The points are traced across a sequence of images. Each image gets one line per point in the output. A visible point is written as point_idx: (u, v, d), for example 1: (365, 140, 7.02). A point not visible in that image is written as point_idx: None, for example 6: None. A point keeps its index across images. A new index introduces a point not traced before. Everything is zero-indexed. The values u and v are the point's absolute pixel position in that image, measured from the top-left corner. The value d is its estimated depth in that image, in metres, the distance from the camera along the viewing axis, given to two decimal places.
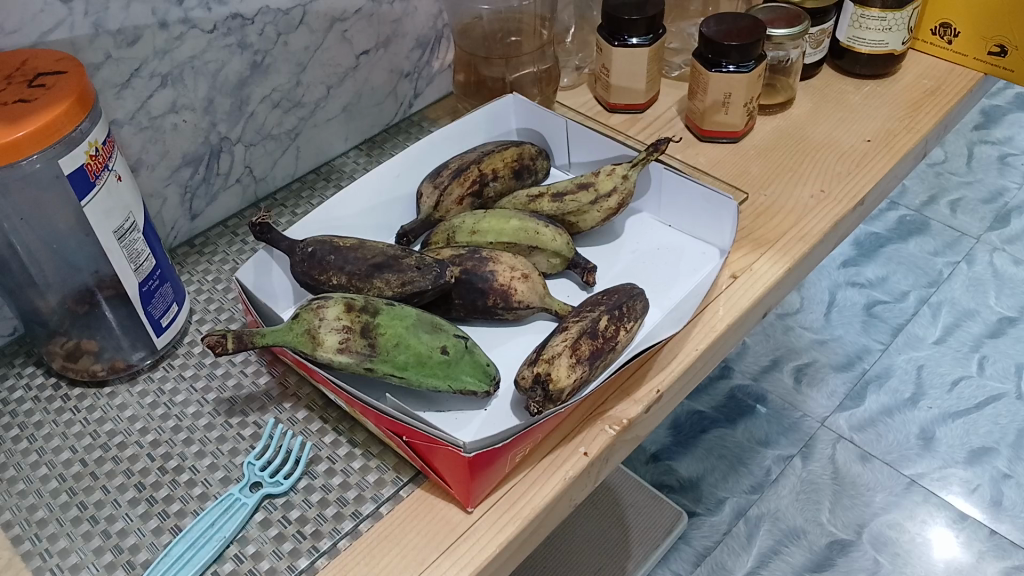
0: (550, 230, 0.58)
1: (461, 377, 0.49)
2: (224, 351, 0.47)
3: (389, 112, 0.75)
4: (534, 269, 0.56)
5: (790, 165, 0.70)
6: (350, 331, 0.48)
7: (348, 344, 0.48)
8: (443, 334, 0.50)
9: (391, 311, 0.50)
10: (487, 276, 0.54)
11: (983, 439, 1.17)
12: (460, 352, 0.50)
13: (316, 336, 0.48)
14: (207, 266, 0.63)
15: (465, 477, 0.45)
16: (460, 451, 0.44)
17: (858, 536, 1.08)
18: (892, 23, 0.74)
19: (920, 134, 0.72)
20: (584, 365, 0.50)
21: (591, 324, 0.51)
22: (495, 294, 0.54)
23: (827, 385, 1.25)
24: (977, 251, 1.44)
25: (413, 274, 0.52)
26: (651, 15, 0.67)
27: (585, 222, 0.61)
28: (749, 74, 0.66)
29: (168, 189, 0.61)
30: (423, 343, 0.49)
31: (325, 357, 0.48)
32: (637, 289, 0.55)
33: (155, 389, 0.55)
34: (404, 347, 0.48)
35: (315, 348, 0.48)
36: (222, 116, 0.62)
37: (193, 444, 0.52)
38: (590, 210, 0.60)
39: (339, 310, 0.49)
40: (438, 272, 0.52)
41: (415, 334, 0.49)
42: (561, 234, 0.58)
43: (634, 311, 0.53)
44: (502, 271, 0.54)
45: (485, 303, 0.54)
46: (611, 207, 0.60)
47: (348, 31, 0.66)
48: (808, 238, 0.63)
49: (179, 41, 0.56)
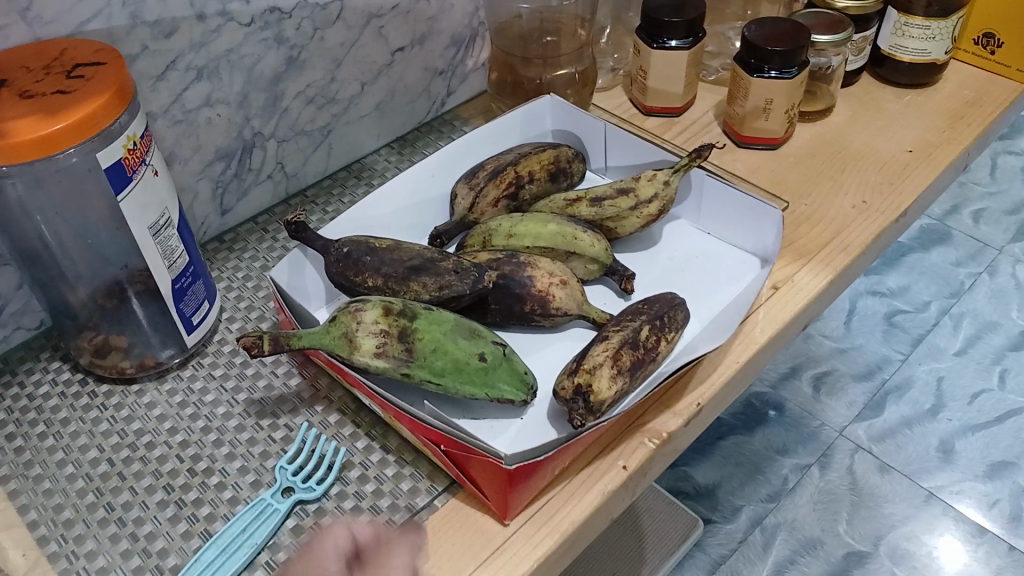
0: (588, 235, 0.57)
1: (498, 385, 0.48)
2: (259, 353, 0.46)
3: (423, 110, 0.73)
4: (573, 275, 0.55)
5: (831, 173, 0.68)
6: (388, 336, 0.47)
7: (385, 348, 0.47)
8: (481, 341, 0.49)
9: (429, 315, 0.49)
10: (526, 281, 0.53)
11: (1004, 454, 1.16)
12: (498, 359, 0.48)
13: (353, 339, 0.47)
14: (237, 263, 0.62)
15: (504, 490, 0.44)
16: (501, 463, 0.43)
17: (876, 548, 1.07)
18: (936, 32, 0.72)
19: (963, 146, 0.70)
20: (624, 376, 0.49)
21: (632, 333, 0.50)
22: (532, 301, 0.53)
23: (846, 394, 1.24)
24: (1000, 262, 1.42)
25: (451, 278, 0.51)
26: (690, 17, 0.66)
27: (623, 228, 0.59)
28: (792, 80, 0.65)
29: (200, 183, 0.60)
30: (461, 349, 0.48)
31: (362, 361, 0.47)
32: (679, 299, 0.54)
33: (185, 388, 0.54)
34: (442, 352, 0.48)
35: (352, 352, 0.47)
36: (256, 111, 0.61)
37: (223, 446, 0.51)
38: (629, 216, 0.58)
39: (376, 314, 0.48)
40: (476, 276, 0.51)
41: (453, 340, 0.48)
42: (599, 240, 0.57)
43: (675, 321, 0.52)
44: (541, 277, 0.53)
45: (522, 309, 0.53)
46: (651, 213, 0.58)
47: (384, 27, 0.65)
48: (851, 249, 0.62)
49: (216, 33, 0.55)
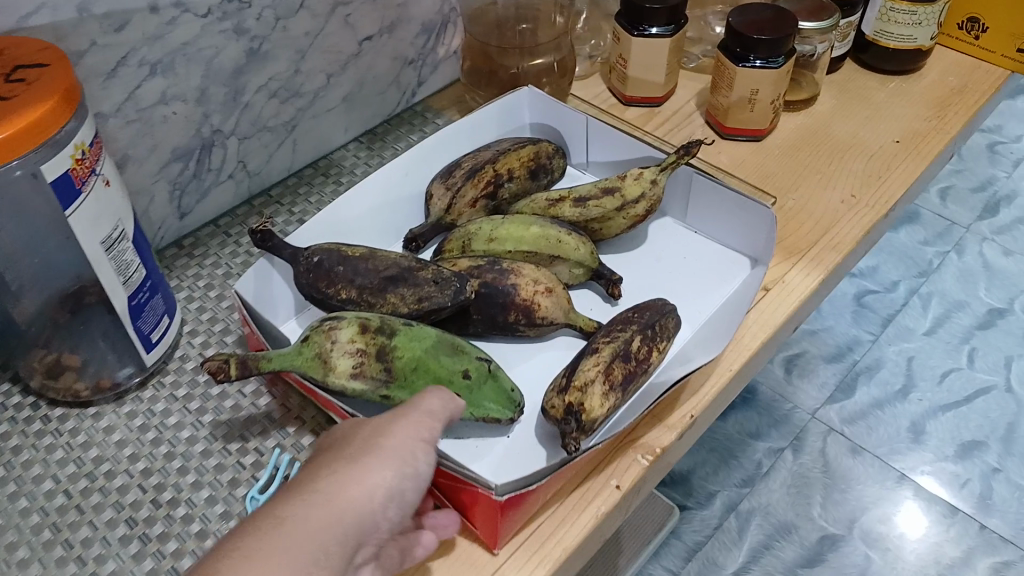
0: (573, 237, 0.54)
1: (483, 404, 0.45)
2: (225, 378, 0.43)
3: (393, 101, 0.70)
4: (557, 282, 0.52)
5: (818, 166, 0.66)
6: (365, 355, 0.45)
7: (362, 369, 0.44)
8: (466, 357, 0.46)
9: (409, 331, 0.46)
10: (509, 289, 0.50)
11: (974, 433, 1.16)
12: (483, 376, 0.46)
13: (327, 360, 0.44)
14: (198, 270, 0.59)
15: (493, 520, 0.42)
16: (491, 493, 0.40)
17: (849, 531, 1.07)
18: (922, 18, 0.70)
19: (949, 136, 0.69)
20: (616, 391, 0.46)
21: (624, 345, 0.48)
22: (516, 310, 0.50)
23: (817, 376, 1.23)
24: (967, 241, 1.42)
25: (430, 288, 0.48)
26: (672, 5, 0.63)
27: (609, 229, 0.56)
28: (778, 70, 0.62)
29: (157, 185, 0.57)
30: (443, 367, 0.45)
31: (338, 384, 0.44)
32: (668, 305, 0.52)
33: (146, 410, 0.51)
34: (424, 371, 0.45)
35: (327, 374, 0.44)
36: (216, 107, 0.57)
37: (189, 473, 0.48)
38: (615, 217, 0.56)
39: (352, 332, 0.45)
40: (457, 287, 0.48)
41: (435, 356, 0.45)
42: (585, 242, 0.54)
43: (667, 330, 0.50)
44: (525, 285, 0.50)
45: (506, 319, 0.50)
46: (638, 214, 0.56)
47: (352, 15, 0.61)
48: (841, 247, 0.60)
49: (172, 25, 0.51)
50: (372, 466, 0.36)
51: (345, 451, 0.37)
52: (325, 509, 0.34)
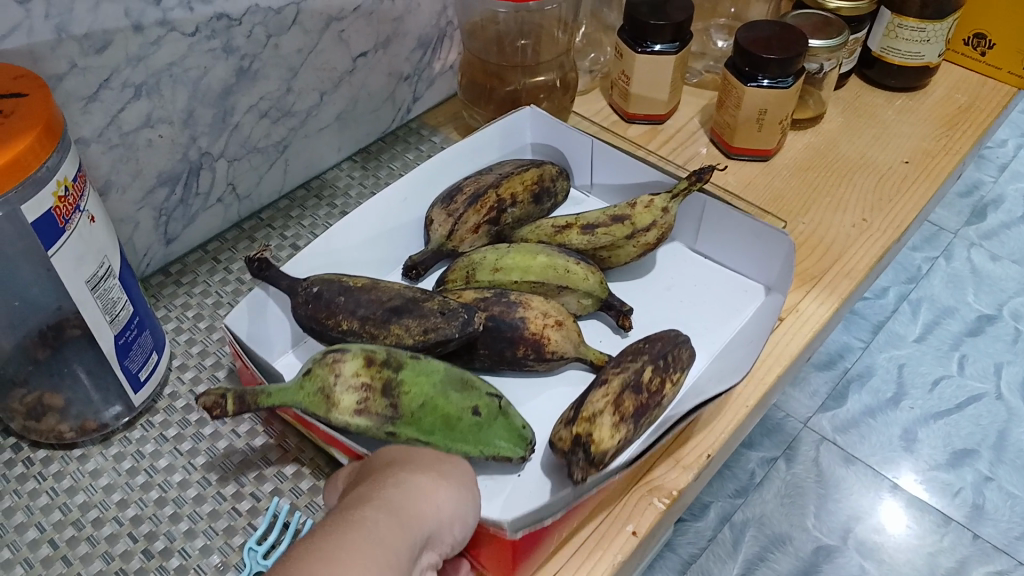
0: (582, 267, 0.51)
1: (494, 442, 0.43)
2: (222, 414, 0.40)
3: (387, 118, 0.67)
4: (567, 314, 0.50)
5: (826, 187, 0.64)
6: (370, 390, 0.42)
7: (367, 406, 0.41)
8: (475, 392, 0.43)
9: (415, 365, 0.43)
10: (517, 323, 0.48)
11: (965, 441, 1.14)
12: (493, 413, 0.43)
13: (330, 396, 0.41)
14: (186, 299, 0.56)
15: (507, 561, 0.39)
16: (504, 533, 0.37)
17: (844, 541, 1.05)
18: (931, 35, 0.69)
19: (959, 155, 0.67)
20: (628, 424, 0.43)
21: (634, 375, 0.45)
22: (525, 345, 0.48)
23: (808, 384, 1.21)
24: (955, 246, 1.39)
25: (437, 319, 0.45)
26: (677, 22, 0.61)
27: (618, 257, 0.54)
28: (787, 90, 0.60)
29: (142, 212, 0.54)
30: (452, 404, 0.42)
31: (341, 420, 0.41)
32: (682, 336, 0.49)
33: (134, 452, 0.48)
34: (431, 409, 0.42)
35: (329, 410, 0.41)
36: (203, 129, 0.54)
37: (182, 520, 0.45)
38: (625, 245, 0.53)
39: (357, 365, 0.42)
40: (465, 318, 0.45)
41: (443, 393, 0.42)
42: (594, 272, 0.52)
43: (680, 360, 0.48)
44: (533, 318, 0.48)
45: (514, 354, 0.48)
46: (648, 242, 0.54)
47: (345, 31, 0.58)
48: (853, 274, 0.58)
49: (157, 45, 0.48)
50: (438, 489, 0.36)
51: (404, 468, 0.37)
52: (398, 515, 0.34)
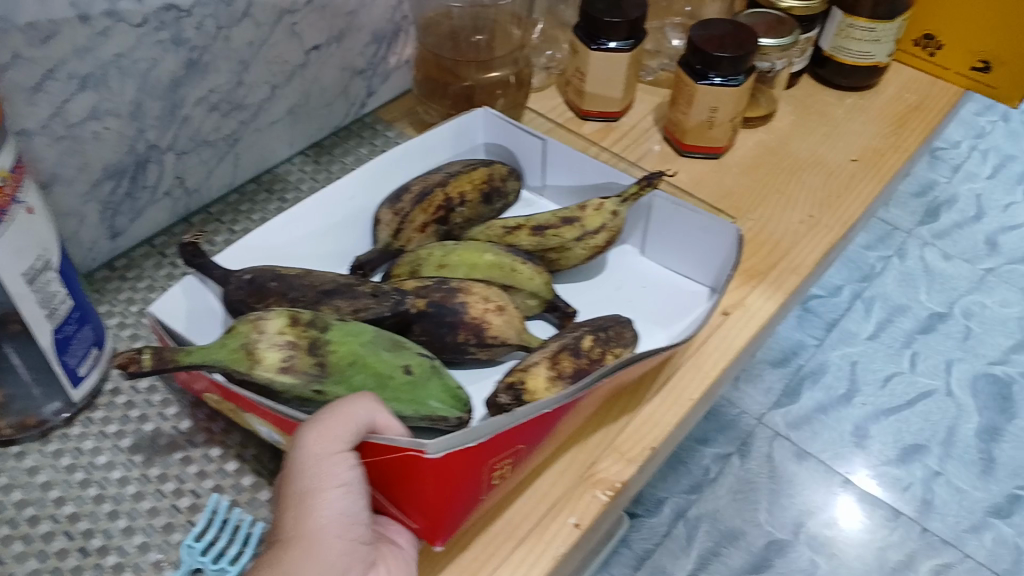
0: (528, 267, 0.51)
1: (428, 402, 0.42)
2: (139, 370, 0.38)
3: (341, 112, 0.67)
4: (510, 301, 0.49)
5: (776, 185, 0.65)
6: (296, 347, 0.41)
7: (292, 364, 0.40)
8: (406, 352, 0.43)
9: (344, 327, 0.42)
10: (459, 308, 0.47)
11: (915, 437, 1.16)
12: (426, 373, 0.42)
13: (253, 352, 0.40)
14: (131, 294, 0.55)
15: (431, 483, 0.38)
16: (423, 452, 0.36)
17: (795, 536, 1.07)
18: (880, 35, 0.70)
19: (906, 155, 0.68)
20: (564, 382, 0.44)
21: (573, 341, 0.46)
22: (466, 330, 0.47)
23: (762, 381, 1.23)
24: (908, 246, 1.41)
25: (368, 300, 0.46)
26: (632, 18, 0.62)
27: (567, 260, 0.54)
28: (738, 87, 0.61)
29: (87, 206, 0.53)
30: (383, 362, 0.42)
31: (265, 376, 0.40)
32: (624, 318, 0.49)
33: (73, 449, 0.48)
34: (362, 367, 0.41)
35: (252, 366, 0.40)
36: (151, 122, 0.53)
37: (120, 518, 0.45)
38: (574, 247, 0.54)
39: (282, 323, 0.41)
40: (397, 299, 0.46)
41: (374, 352, 0.42)
42: (540, 272, 0.52)
43: (622, 337, 0.47)
44: (474, 303, 0.47)
45: (455, 340, 0.47)
46: (598, 244, 0.54)
47: (298, 24, 0.58)
48: (800, 270, 0.59)
49: (104, 37, 0.47)
50: (324, 490, 0.37)
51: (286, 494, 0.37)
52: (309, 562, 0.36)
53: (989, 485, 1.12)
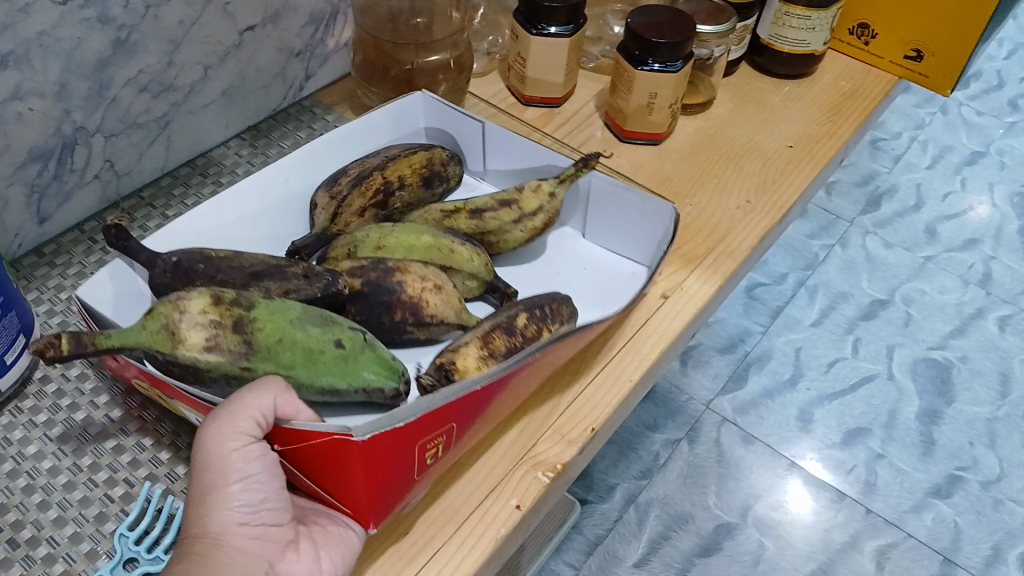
0: (466, 247, 0.51)
1: (362, 375, 0.41)
2: (55, 356, 0.36)
3: (278, 96, 0.66)
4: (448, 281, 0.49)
5: (715, 170, 0.66)
6: (221, 327, 0.40)
7: (217, 342, 0.39)
8: (336, 327, 0.42)
9: (270, 304, 0.41)
10: (394, 288, 0.47)
11: (858, 421, 1.19)
12: (358, 346, 0.42)
13: (175, 333, 0.39)
14: (60, 280, 0.54)
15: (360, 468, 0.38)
16: (349, 435, 0.36)
17: (743, 519, 1.09)
18: (815, 23, 0.71)
19: (841, 140, 0.70)
20: (496, 360, 0.44)
21: (506, 320, 0.46)
22: (403, 309, 0.47)
23: (710, 367, 1.24)
24: (851, 234, 1.43)
25: (299, 282, 0.45)
26: (572, 3, 0.61)
27: (507, 243, 0.54)
28: (676, 74, 0.62)
29: (11, 189, 0.51)
30: (313, 338, 0.41)
31: (190, 356, 0.39)
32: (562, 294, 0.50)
33: (1, 439, 0.46)
34: (291, 345, 0.40)
35: (175, 347, 0.39)
36: (78, 102, 0.52)
37: (50, 508, 0.43)
38: (512, 230, 0.54)
39: (204, 303, 0.40)
40: (329, 280, 0.45)
41: (303, 329, 0.41)
42: (479, 253, 0.52)
43: (560, 313, 0.48)
44: (412, 283, 0.47)
45: (392, 319, 0.47)
46: (536, 226, 0.54)
47: (231, 3, 0.57)
48: (736, 254, 0.60)
49: (24, 13, 0.46)
50: (224, 485, 0.37)
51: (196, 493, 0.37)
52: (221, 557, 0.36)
53: (929, 466, 1.15)
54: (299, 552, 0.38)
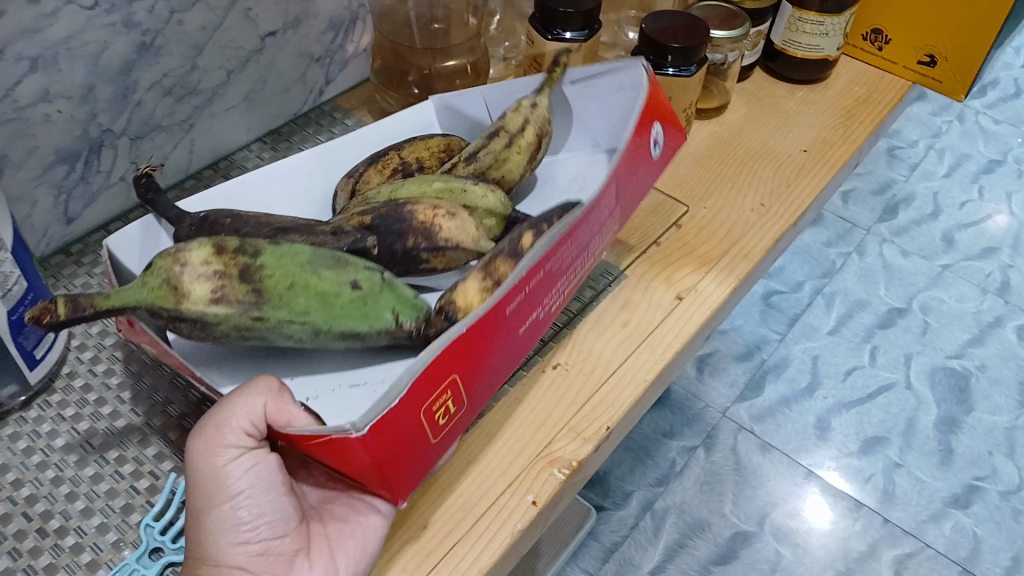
0: (478, 186, 0.49)
1: (382, 315, 0.41)
2: (53, 320, 0.37)
3: (298, 100, 0.67)
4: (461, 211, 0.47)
5: (729, 175, 0.66)
6: (225, 276, 0.40)
7: (224, 293, 0.40)
8: (350, 268, 0.42)
9: (277, 251, 0.41)
10: (405, 217, 0.46)
11: (876, 429, 1.18)
12: (375, 287, 0.42)
13: (179, 287, 0.39)
14: (87, 279, 0.55)
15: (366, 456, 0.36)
16: (348, 433, 0.35)
17: (760, 527, 1.08)
18: (829, 28, 0.71)
19: (856, 144, 0.70)
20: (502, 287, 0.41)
21: (511, 244, 0.43)
22: (415, 233, 0.46)
23: (727, 375, 1.24)
24: (868, 242, 1.43)
25: (326, 238, 0.46)
26: (587, 9, 0.63)
27: (510, 174, 0.53)
28: (690, 78, 0.62)
29: (39, 190, 0.53)
30: (326, 281, 0.41)
31: (195, 310, 0.39)
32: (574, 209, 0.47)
33: (30, 432, 0.47)
34: (303, 288, 0.41)
35: (180, 301, 0.39)
36: (103, 106, 0.53)
37: (77, 499, 0.44)
38: (509, 155, 0.52)
39: (206, 253, 0.40)
40: (357, 237, 0.45)
41: (314, 272, 0.41)
42: (492, 190, 0.50)
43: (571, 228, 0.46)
44: (424, 210, 0.46)
45: (405, 246, 0.46)
46: (530, 142, 0.53)
47: (252, 9, 0.58)
48: (751, 256, 0.60)
49: (52, 17, 0.47)
50: (216, 506, 0.38)
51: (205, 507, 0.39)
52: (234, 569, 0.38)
53: (948, 475, 1.14)
54: (310, 558, 0.40)
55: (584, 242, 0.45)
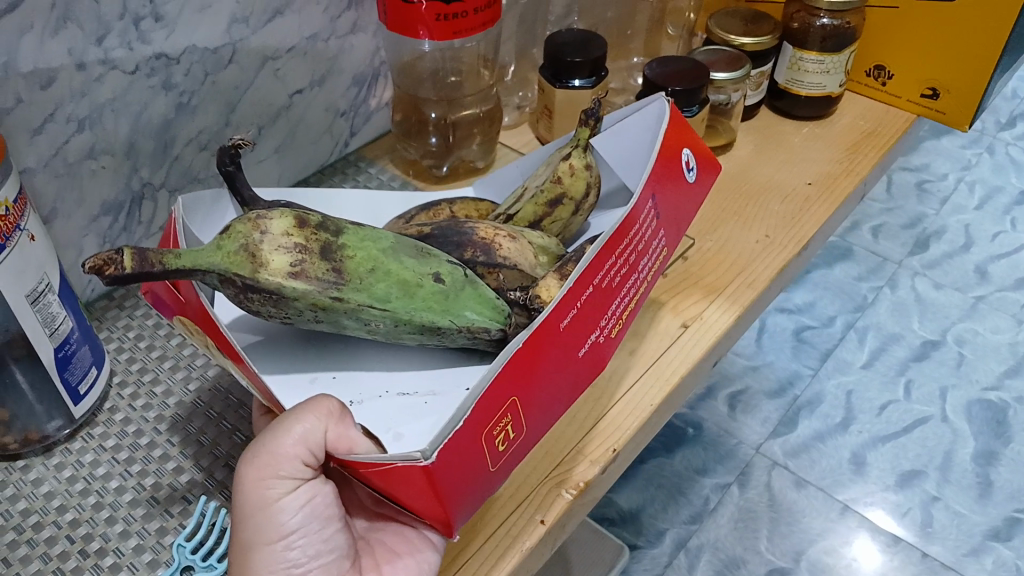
0: (536, 232, 0.53)
1: (465, 313, 0.44)
2: (117, 272, 0.36)
3: (326, 151, 0.72)
4: (523, 236, 0.52)
5: (735, 209, 0.69)
6: (306, 252, 0.41)
7: (304, 268, 0.41)
8: (433, 261, 0.45)
9: (359, 232, 0.44)
10: (467, 231, 0.50)
11: (913, 463, 1.18)
12: (458, 283, 0.45)
13: (256, 255, 0.40)
14: (129, 321, 0.59)
15: (425, 490, 0.38)
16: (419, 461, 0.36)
17: (796, 564, 1.08)
18: (831, 66, 0.74)
19: (860, 177, 0.72)
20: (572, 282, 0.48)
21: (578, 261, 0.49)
22: (474, 247, 0.49)
23: (760, 412, 1.24)
24: (899, 276, 1.43)
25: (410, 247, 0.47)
26: (594, 57, 0.67)
27: (570, 231, 0.57)
28: (693, 118, 0.66)
29: (86, 239, 0.57)
30: (410, 271, 0.44)
31: (275, 280, 0.40)
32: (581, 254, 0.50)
33: (74, 462, 0.51)
34: (384, 274, 0.43)
35: (257, 269, 0.40)
36: (144, 160, 0.58)
37: (116, 523, 0.48)
38: (573, 220, 0.56)
39: (287, 225, 0.41)
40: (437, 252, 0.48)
41: (397, 260, 0.44)
42: (548, 236, 0.54)
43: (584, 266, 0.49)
44: (485, 229, 0.50)
45: (462, 255, 0.49)
46: (591, 205, 0.56)
47: (281, 68, 0.63)
48: (756, 284, 0.62)
49: (99, 82, 0.52)
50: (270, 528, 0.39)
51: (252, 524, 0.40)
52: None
53: (988, 508, 1.13)
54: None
55: (628, 263, 0.47)
